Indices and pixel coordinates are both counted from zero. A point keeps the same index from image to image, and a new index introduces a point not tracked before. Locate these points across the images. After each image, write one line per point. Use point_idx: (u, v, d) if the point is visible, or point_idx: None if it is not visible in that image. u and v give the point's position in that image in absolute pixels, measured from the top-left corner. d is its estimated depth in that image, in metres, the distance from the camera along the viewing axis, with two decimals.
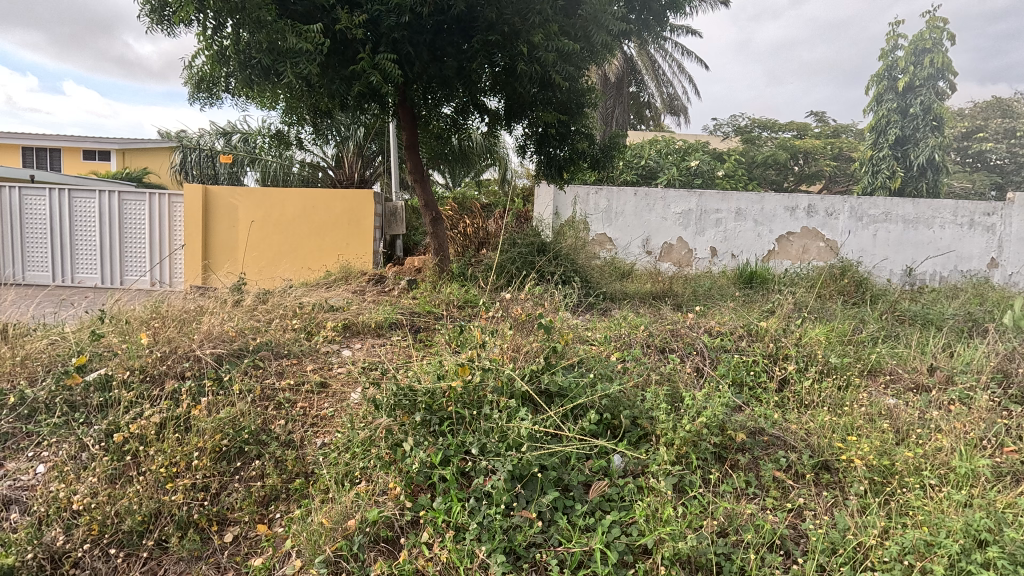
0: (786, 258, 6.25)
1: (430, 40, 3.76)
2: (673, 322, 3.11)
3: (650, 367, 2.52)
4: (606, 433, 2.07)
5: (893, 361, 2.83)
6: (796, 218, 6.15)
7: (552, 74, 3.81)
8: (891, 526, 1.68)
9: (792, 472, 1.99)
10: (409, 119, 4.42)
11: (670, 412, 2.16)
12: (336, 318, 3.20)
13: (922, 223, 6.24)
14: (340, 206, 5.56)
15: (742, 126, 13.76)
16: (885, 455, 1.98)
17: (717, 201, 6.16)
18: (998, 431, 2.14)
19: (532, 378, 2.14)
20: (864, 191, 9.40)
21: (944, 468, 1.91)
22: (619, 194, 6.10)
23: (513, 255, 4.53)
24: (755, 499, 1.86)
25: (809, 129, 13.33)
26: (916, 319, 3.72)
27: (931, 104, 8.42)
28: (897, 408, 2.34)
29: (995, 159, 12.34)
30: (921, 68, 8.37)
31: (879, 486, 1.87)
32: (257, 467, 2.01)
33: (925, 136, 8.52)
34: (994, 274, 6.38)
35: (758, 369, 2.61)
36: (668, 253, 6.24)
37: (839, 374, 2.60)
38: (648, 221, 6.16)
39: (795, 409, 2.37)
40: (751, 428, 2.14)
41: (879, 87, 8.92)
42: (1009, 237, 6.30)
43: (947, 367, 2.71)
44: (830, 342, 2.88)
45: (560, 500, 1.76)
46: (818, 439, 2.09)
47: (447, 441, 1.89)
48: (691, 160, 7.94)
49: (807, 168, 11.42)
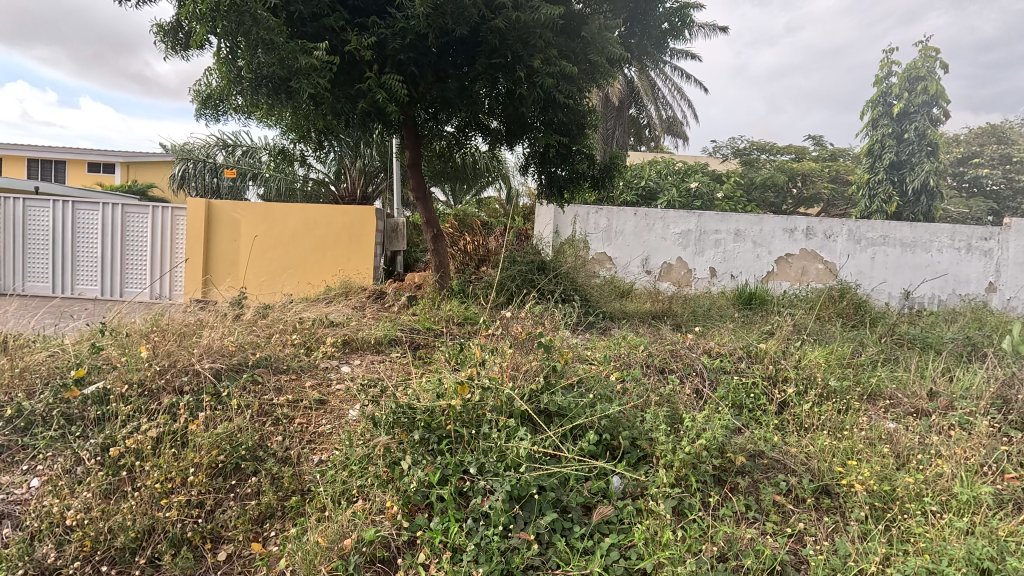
0: (786, 280, 6.28)
1: (435, 61, 3.83)
2: (673, 342, 3.12)
3: (650, 388, 2.52)
4: (605, 454, 2.07)
5: (894, 385, 2.82)
6: (795, 239, 6.20)
7: (555, 96, 3.89)
8: (893, 553, 1.66)
9: (792, 496, 1.98)
10: (412, 139, 4.50)
11: (670, 434, 2.15)
12: (336, 334, 3.20)
13: (920, 247, 6.29)
14: (342, 221, 5.60)
15: (741, 148, 13.94)
16: (886, 480, 1.97)
17: (717, 222, 6.20)
18: (999, 458, 2.12)
19: (532, 397, 2.15)
20: (862, 214, 9.48)
21: (946, 495, 1.89)
22: (620, 213, 6.14)
23: (513, 273, 4.54)
24: (755, 524, 1.85)
25: (807, 152, 13.51)
26: (915, 343, 3.73)
27: (925, 130, 8.53)
28: (897, 432, 2.33)
29: (991, 185, 12.46)
30: (915, 95, 8.52)
31: (880, 512, 1.86)
32: (253, 484, 1.99)
33: (920, 162, 8.63)
34: (992, 298, 6.41)
35: (758, 391, 2.61)
36: (667, 273, 6.27)
37: (838, 398, 2.60)
38: (648, 240, 6.20)
39: (795, 432, 2.36)
40: (751, 451, 2.13)
41: (874, 112, 9.05)
42: (1006, 261, 6.33)
43: (947, 393, 2.70)
44: (830, 365, 2.89)
45: (559, 522, 1.75)
46: (818, 463, 2.08)
47: (446, 460, 1.88)
48: (691, 182, 8.04)
49: (805, 191, 11.55)
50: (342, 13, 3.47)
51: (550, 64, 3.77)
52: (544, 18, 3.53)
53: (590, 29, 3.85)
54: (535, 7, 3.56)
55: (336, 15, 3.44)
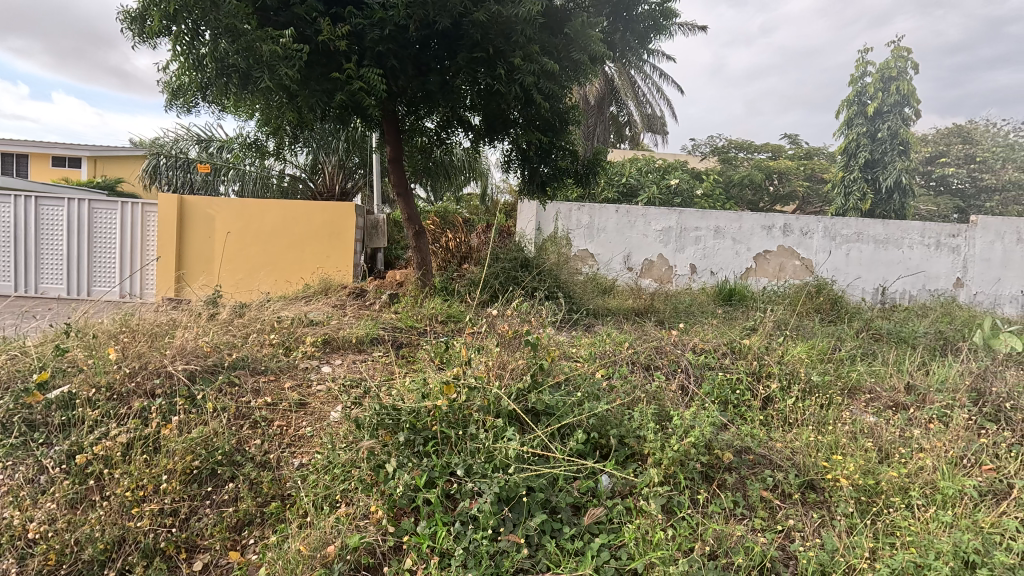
0: (764, 276, 6.38)
1: (415, 54, 3.76)
2: (657, 339, 3.12)
3: (636, 386, 2.51)
4: (594, 453, 2.05)
5: (872, 379, 2.87)
6: (773, 236, 6.29)
7: (536, 92, 3.85)
8: (880, 547, 1.66)
9: (779, 492, 1.99)
10: (393, 134, 4.43)
11: (659, 431, 2.14)
12: (316, 333, 3.12)
13: (892, 243, 6.44)
14: (320, 217, 5.49)
15: (719, 146, 14.13)
16: (870, 474, 1.98)
17: (697, 219, 6.25)
18: (976, 450, 2.16)
19: (519, 397, 2.11)
20: (837, 212, 9.69)
21: (930, 488, 1.90)
22: (601, 210, 6.14)
23: (497, 270, 4.51)
24: (744, 520, 1.85)
25: (783, 150, 13.76)
26: (890, 337, 3.81)
27: (897, 130, 8.78)
28: (878, 425, 2.36)
29: (957, 184, 12.87)
30: (888, 94, 8.71)
31: (865, 506, 1.87)
32: (230, 490, 1.92)
33: (893, 160, 8.87)
34: (960, 293, 6.60)
35: (742, 386, 2.63)
36: (649, 270, 6.30)
37: (821, 393, 2.62)
38: (630, 238, 6.22)
39: (780, 427, 2.38)
40: (737, 447, 2.14)
41: (849, 112, 9.25)
42: (973, 258, 6.53)
43: (924, 385, 2.75)
44: (811, 360, 2.92)
45: (548, 523, 1.72)
46: (804, 458, 2.10)
47: (432, 463, 1.83)
48: (671, 179, 8.10)
49: (781, 188, 11.77)
50: (316, 4, 3.37)
51: (530, 61, 3.71)
52: (526, 13, 3.47)
53: (572, 26, 3.81)
54: (517, 1, 3.49)
55: (308, 4, 3.34)
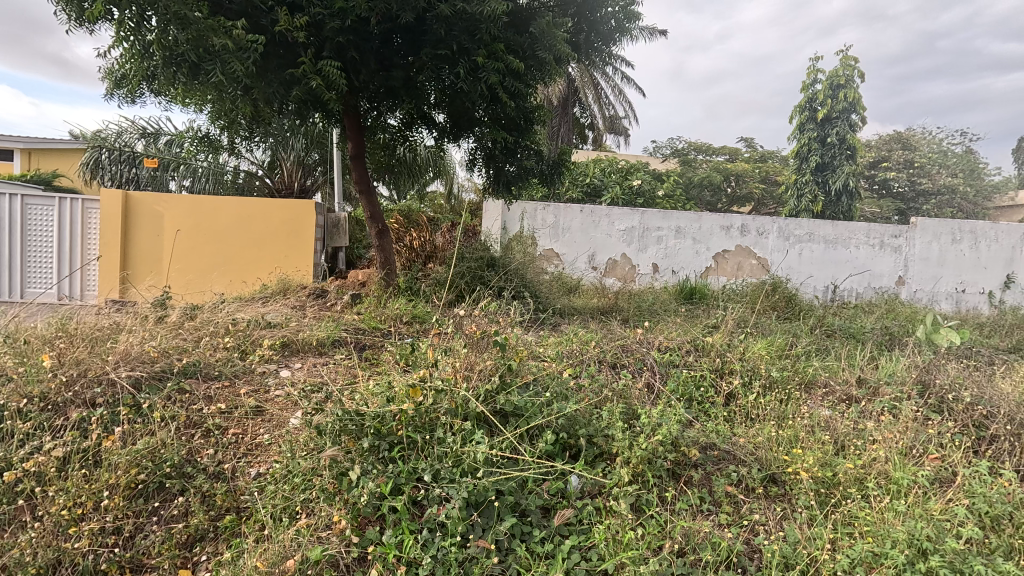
0: (723, 275, 6.57)
1: (377, 48, 3.65)
2: (623, 338, 3.15)
3: (603, 384, 2.52)
4: (563, 454, 2.04)
5: (827, 374, 2.98)
6: (731, 236, 6.48)
7: (501, 90, 3.81)
8: (839, 537, 1.71)
9: (743, 486, 2.03)
10: (355, 130, 4.31)
11: (626, 430, 2.15)
12: (274, 335, 3.00)
13: (841, 243, 6.74)
14: (278, 216, 5.30)
15: (679, 148, 14.49)
16: (828, 466, 2.04)
17: (659, 219, 6.37)
18: (923, 440, 2.26)
19: (487, 398, 2.07)
20: (790, 213, 10.09)
21: (884, 479, 1.97)
22: (567, 210, 6.16)
23: (463, 270, 4.45)
24: (711, 515, 1.88)
25: (739, 153, 14.24)
26: (842, 333, 3.99)
27: (845, 135, 9.21)
28: (833, 418, 2.45)
29: (898, 188, 13.64)
30: (837, 101, 9.12)
31: (824, 497, 1.93)
32: (180, 505, 1.80)
33: (841, 164, 9.30)
34: (902, 290, 6.98)
35: (706, 383, 2.68)
36: (613, 269, 6.37)
37: (780, 388, 2.69)
38: (594, 238, 6.27)
39: (742, 423, 2.44)
40: (702, 443, 2.18)
41: (801, 117, 9.64)
42: (914, 257, 6.92)
43: (874, 379, 2.88)
44: (770, 357, 3.01)
45: (518, 527, 1.69)
46: (766, 452, 2.14)
47: (398, 469, 1.77)
48: (634, 180, 8.24)
49: (738, 190, 12.17)
50: None
51: (496, 59, 3.66)
52: (491, 10, 3.42)
53: (538, 25, 3.78)
54: None
55: None
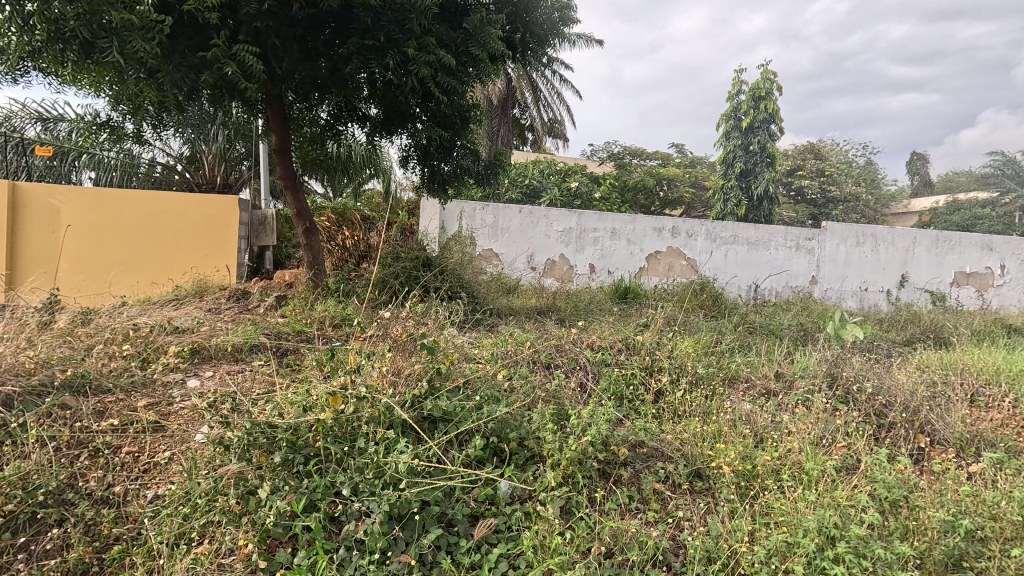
0: (655, 275, 6.79)
1: (300, 35, 3.45)
2: (557, 338, 3.15)
3: (536, 385, 2.49)
4: (492, 459, 1.99)
5: (748, 369, 3.12)
6: (663, 237, 6.72)
7: (434, 86, 3.71)
8: (757, 528, 1.76)
9: (670, 483, 2.07)
10: (279, 121, 4.06)
11: (557, 431, 2.13)
12: (182, 341, 2.74)
13: (762, 245, 7.16)
14: (196, 212, 4.98)
15: (615, 152, 14.90)
16: (748, 459, 2.11)
17: (595, 221, 6.49)
18: (833, 429, 2.40)
19: (415, 404, 1.98)
20: (717, 216, 10.63)
21: (798, 469, 2.06)
22: (505, 210, 6.13)
23: (397, 270, 4.31)
24: (638, 514, 1.89)
25: (671, 158, 14.86)
26: (762, 330, 4.21)
27: (765, 144, 9.82)
28: (754, 412, 2.55)
29: (811, 195, 14.76)
30: (758, 112, 9.70)
31: (744, 490, 1.99)
32: (57, 536, 1.58)
33: (762, 171, 9.91)
34: (815, 289, 7.52)
35: (636, 382, 2.72)
36: (551, 269, 6.41)
37: (705, 384, 2.78)
38: (533, 238, 6.28)
39: (670, 419, 2.49)
40: (632, 441, 2.21)
41: (727, 125, 10.18)
42: (825, 258, 7.47)
43: (790, 372, 3.04)
44: (697, 354, 3.11)
45: (443, 538, 1.62)
46: (692, 447, 2.19)
47: (314, 483, 1.64)
48: (571, 182, 8.35)
49: (670, 194, 12.69)
50: None
51: (428, 53, 3.55)
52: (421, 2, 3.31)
53: (471, 20, 3.71)
54: None
55: None
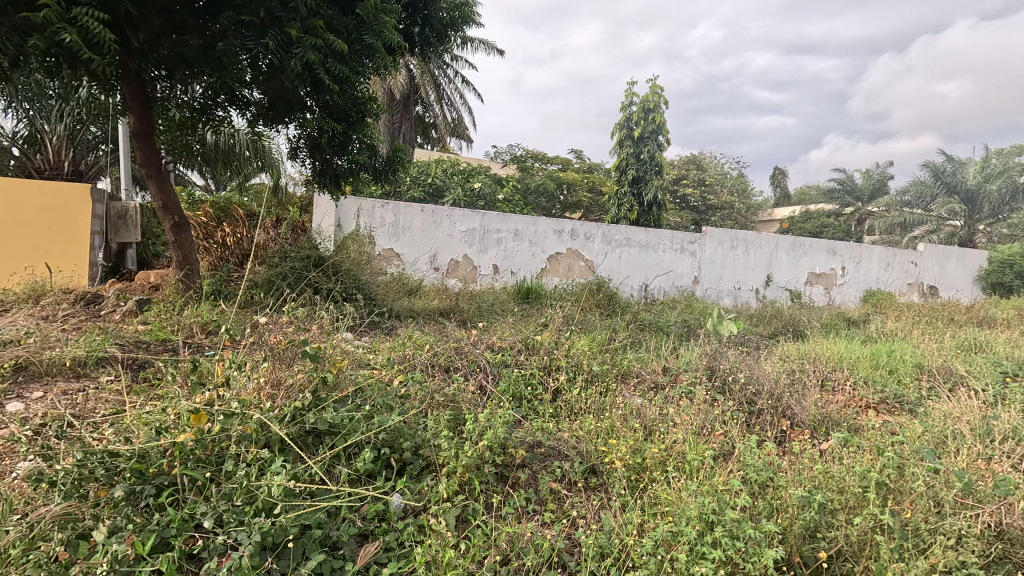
0: (556, 275, 6.98)
1: (162, 4, 3.03)
2: (457, 339, 3.08)
3: (434, 390, 2.41)
4: (384, 471, 1.88)
5: (639, 364, 3.28)
6: (562, 239, 6.92)
7: (323, 73, 3.46)
8: (645, 520, 1.82)
9: (566, 481, 2.09)
10: (138, 100, 3.55)
11: (453, 437, 2.06)
12: (4, 356, 2.28)
13: (652, 247, 7.66)
14: (35, 202, 4.20)
15: (518, 155, 15.18)
16: (638, 453, 2.19)
17: (498, 222, 6.51)
18: (711, 419, 2.59)
19: (295, 418, 1.81)
20: (612, 220, 11.23)
21: (682, 460, 2.18)
22: (406, 209, 5.92)
23: (285, 270, 3.96)
24: (535, 516, 1.88)
25: (571, 164, 15.45)
26: (651, 327, 4.48)
27: (654, 153, 10.54)
28: (644, 406, 2.68)
29: (694, 202, 16.16)
30: (648, 123, 10.39)
31: (634, 483, 2.06)
32: None
33: (651, 178, 10.62)
34: (697, 289, 8.20)
35: (535, 382, 2.74)
36: (454, 270, 6.32)
37: (600, 381, 2.87)
38: (435, 238, 6.14)
39: (567, 417, 2.53)
40: (529, 442, 2.21)
41: (620, 134, 10.78)
42: (705, 260, 8.18)
43: (675, 367, 3.25)
44: (593, 352, 3.21)
45: (327, 564, 1.48)
46: (586, 444, 2.24)
47: (168, 517, 1.42)
48: (474, 182, 8.33)
49: (569, 198, 13.19)
50: None
51: (316, 37, 3.30)
52: None
53: (364, 7, 3.51)
54: None
55: None
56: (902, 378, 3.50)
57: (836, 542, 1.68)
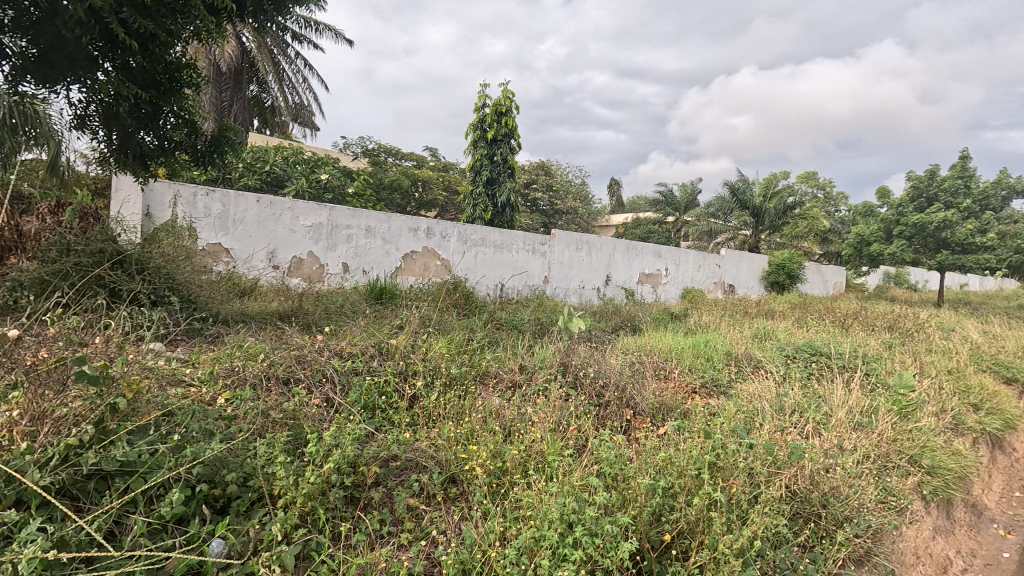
0: (411, 275, 6.73)
1: None
2: (299, 347, 2.73)
3: (269, 408, 2.08)
4: (198, 512, 1.56)
5: (496, 364, 3.27)
6: (417, 238, 6.71)
7: (119, 25, 2.79)
8: (507, 527, 1.77)
9: (424, 495, 1.96)
10: None
11: (292, 461, 1.80)
12: None
13: (505, 248, 7.84)
14: None
15: (370, 148, 14.45)
16: (498, 457, 2.15)
17: (347, 217, 6.05)
18: (566, 415, 2.67)
19: (65, 461, 1.40)
20: (467, 219, 11.28)
21: (541, 459, 2.19)
22: (238, 198, 5.17)
23: (65, 267, 3.12)
24: (389, 539, 1.72)
25: (425, 161, 15.20)
26: (507, 325, 4.53)
27: (507, 156, 10.83)
28: (502, 406, 2.65)
29: (543, 205, 17.07)
30: (501, 126, 10.64)
31: (496, 488, 2.01)
32: None
33: (504, 181, 10.90)
34: (547, 288, 8.62)
35: (390, 389, 2.54)
36: (297, 268, 5.70)
37: (458, 384, 2.77)
38: (274, 232, 5.47)
39: (424, 425, 2.38)
40: (383, 458, 2.03)
41: (475, 135, 10.88)
42: (554, 261, 8.64)
43: (531, 365, 3.31)
44: (451, 354, 3.10)
45: None
46: (445, 453, 2.13)
47: None
48: (320, 173, 7.65)
49: (424, 195, 12.95)
50: None
51: None
52: None
53: None
54: None
55: None
56: (716, 364, 4.04)
57: (677, 523, 1.82)
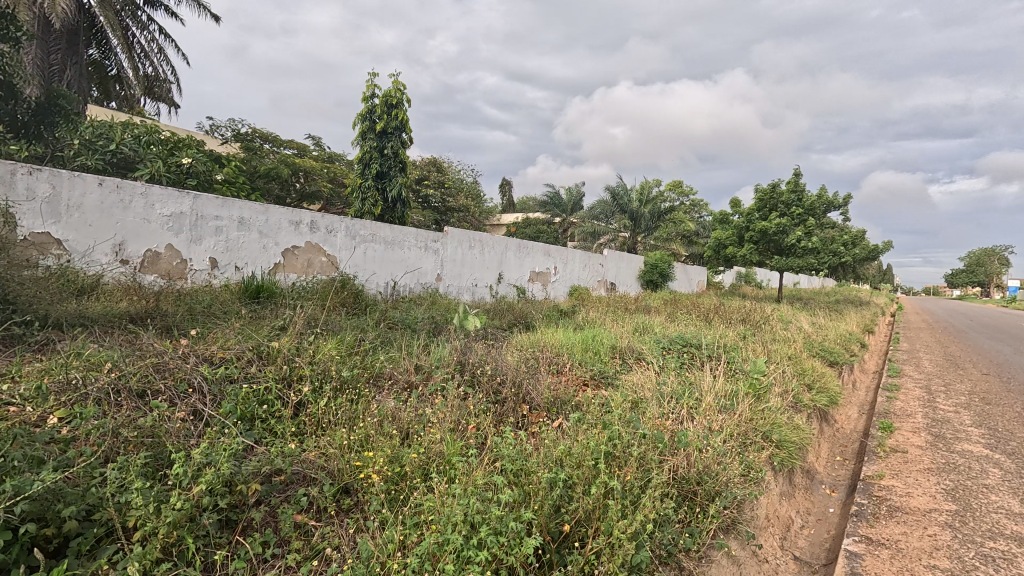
0: (292, 271, 6.22)
1: None
2: (157, 354, 2.37)
3: (120, 426, 1.79)
4: (23, 560, 1.28)
5: (390, 365, 3.13)
6: (299, 232, 6.23)
7: None
8: (407, 535, 1.69)
9: (313, 510, 1.81)
10: None
11: (151, 486, 1.55)
12: None
13: (396, 244, 7.58)
14: None
15: (243, 132, 13.11)
16: (395, 462, 2.05)
17: (216, 207, 5.43)
18: (465, 414, 2.64)
19: None
20: (355, 214, 10.73)
21: (441, 460, 2.14)
22: (72, 180, 4.38)
23: None
24: (274, 562, 1.56)
25: (308, 150, 14.18)
26: (400, 324, 4.37)
27: (397, 150, 10.49)
28: (399, 408, 2.54)
29: (435, 202, 16.83)
30: (391, 118, 10.27)
31: (394, 495, 1.92)
32: None
33: (395, 175, 10.54)
34: (440, 286, 8.50)
35: (271, 397, 2.31)
36: (153, 263, 4.98)
37: (350, 388, 2.61)
38: (122, 222, 4.72)
39: (312, 434, 2.20)
40: (266, 473, 1.84)
41: (363, 125, 10.38)
42: (447, 258, 8.55)
43: (427, 364, 3.22)
44: (341, 356, 2.90)
45: None
46: (338, 462, 1.98)
47: None
48: (182, 156, 6.75)
49: (307, 187, 12.06)
50: None
51: None
52: None
53: None
54: None
55: None
56: (604, 357, 4.27)
57: (576, 512, 1.88)
